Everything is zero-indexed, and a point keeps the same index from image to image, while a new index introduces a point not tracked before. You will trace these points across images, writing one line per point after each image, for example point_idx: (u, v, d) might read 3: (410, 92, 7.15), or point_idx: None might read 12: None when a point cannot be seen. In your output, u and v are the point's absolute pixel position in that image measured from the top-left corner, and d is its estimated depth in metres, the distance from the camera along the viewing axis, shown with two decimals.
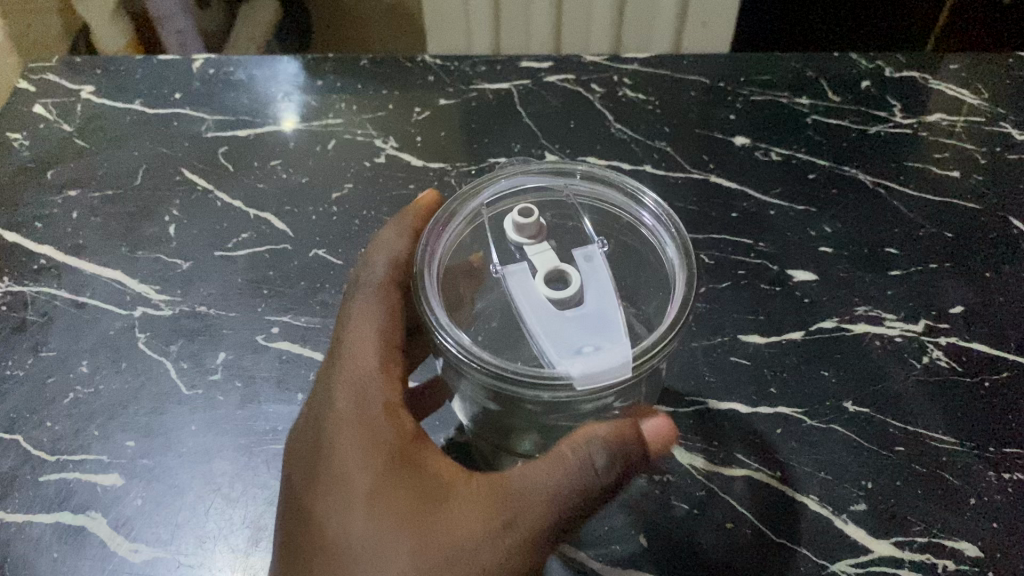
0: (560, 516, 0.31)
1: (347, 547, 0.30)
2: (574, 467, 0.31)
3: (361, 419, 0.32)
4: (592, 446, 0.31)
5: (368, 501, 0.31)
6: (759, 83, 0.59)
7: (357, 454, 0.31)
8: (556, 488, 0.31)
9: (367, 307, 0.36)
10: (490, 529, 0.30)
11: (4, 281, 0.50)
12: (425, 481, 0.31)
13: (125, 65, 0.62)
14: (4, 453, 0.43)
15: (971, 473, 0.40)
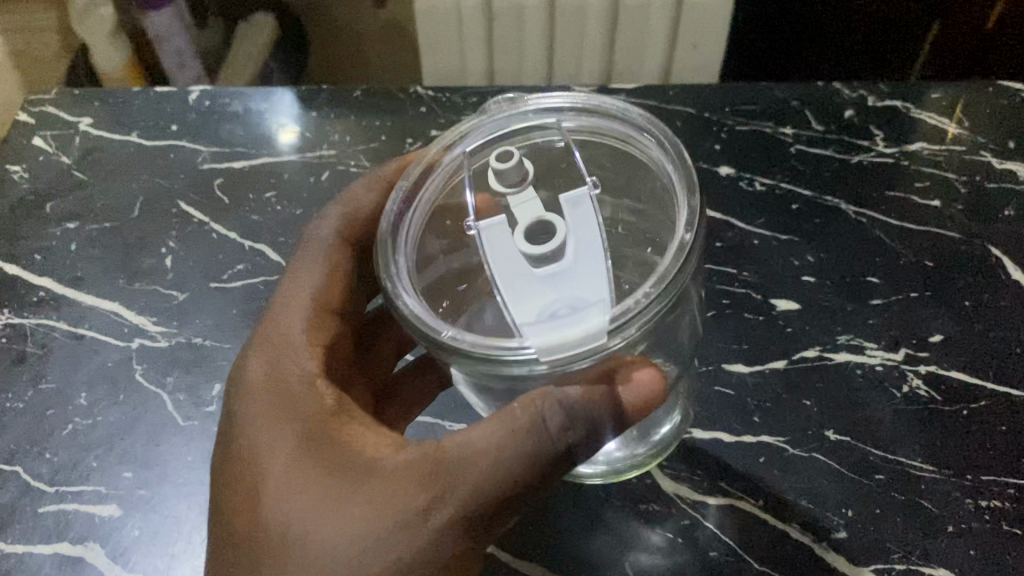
0: (502, 484, 0.33)
1: (262, 493, 0.35)
2: (523, 418, 0.32)
3: (281, 386, 0.38)
4: (546, 400, 0.32)
5: (279, 455, 0.36)
6: (744, 113, 0.61)
7: (274, 415, 0.37)
8: (496, 455, 0.32)
9: (293, 315, 0.41)
10: (394, 489, 0.33)
11: (5, 314, 0.51)
12: (336, 443, 0.35)
13: (120, 97, 0.63)
14: (5, 485, 0.44)
15: (948, 499, 0.42)
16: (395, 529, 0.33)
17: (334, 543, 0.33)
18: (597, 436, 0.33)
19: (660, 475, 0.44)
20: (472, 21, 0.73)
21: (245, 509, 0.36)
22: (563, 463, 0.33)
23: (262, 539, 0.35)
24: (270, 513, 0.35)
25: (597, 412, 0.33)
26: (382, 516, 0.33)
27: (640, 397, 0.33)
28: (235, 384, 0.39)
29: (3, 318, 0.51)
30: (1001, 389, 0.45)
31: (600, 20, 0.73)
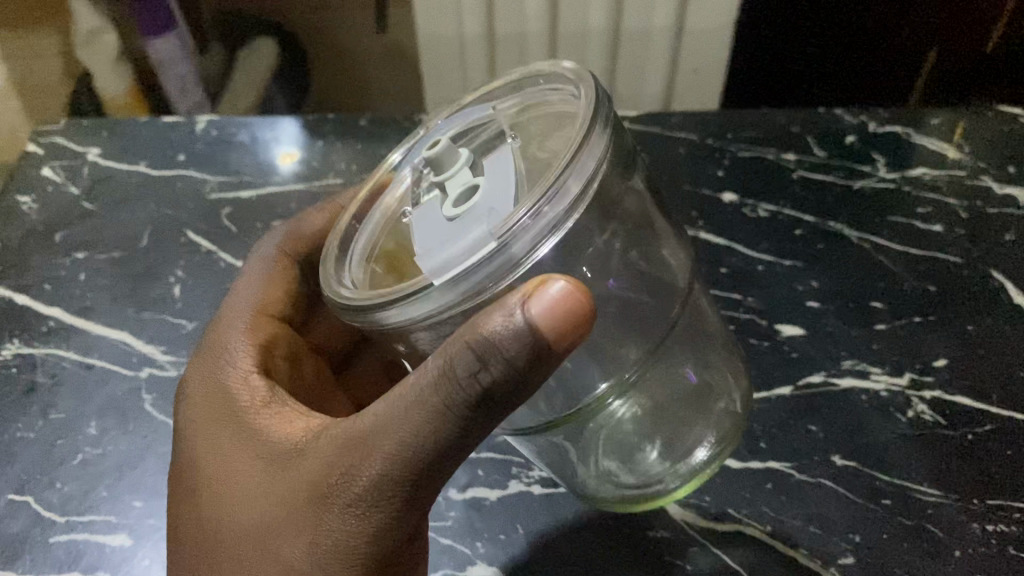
0: (412, 447, 0.30)
1: (200, 504, 0.36)
2: (432, 367, 0.30)
3: (218, 392, 0.39)
4: (451, 346, 0.29)
5: (215, 456, 0.37)
6: (746, 139, 0.62)
7: (212, 420, 0.38)
8: (397, 418, 0.31)
9: (232, 327, 0.43)
10: (309, 468, 0.33)
11: (14, 342, 0.52)
12: (265, 435, 0.36)
13: (132, 129, 0.65)
14: (15, 515, 0.44)
15: (954, 525, 0.42)
16: (314, 507, 0.32)
17: (263, 531, 0.34)
18: (531, 375, 0.29)
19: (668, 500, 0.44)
20: (475, 48, 0.74)
21: (190, 514, 0.37)
22: (491, 413, 0.30)
23: (205, 540, 0.36)
24: (208, 514, 0.36)
25: (510, 348, 0.28)
26: (301, 497, 0.33)
27: (553, 318, 0.28)
28: (180, 398, 0.41)
29: (11, 346, 0.51)
30: (1006, 412, 0.45)
31: (600, 47, 0.74)
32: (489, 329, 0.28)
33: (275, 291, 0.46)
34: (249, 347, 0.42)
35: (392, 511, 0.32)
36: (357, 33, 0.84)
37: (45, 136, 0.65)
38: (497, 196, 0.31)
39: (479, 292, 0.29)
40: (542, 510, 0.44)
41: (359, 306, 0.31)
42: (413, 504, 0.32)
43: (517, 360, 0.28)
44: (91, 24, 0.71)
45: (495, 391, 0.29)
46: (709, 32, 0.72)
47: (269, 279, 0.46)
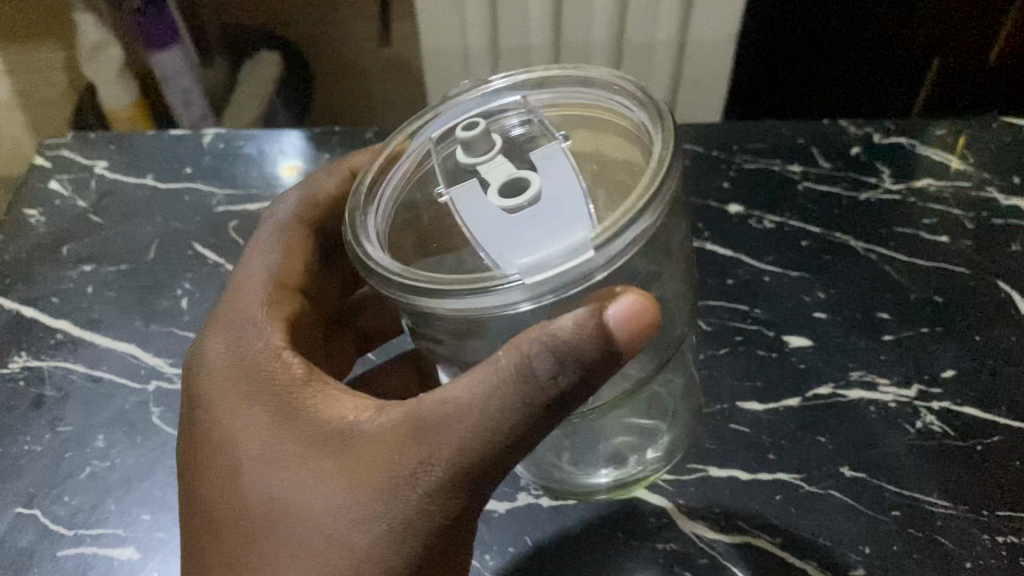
0: (488, 433, 0.30)
1: (239, 482, 0.35)
2: (505, 361, 0.30)
3: (248, 367, 0.37)
4: (529, 343, 0.29)
5: (254, 434, 0.35)
6: (752, 151, 0.63)
7: (245, 397, 0.37)
8: (472, 402, 0.30)
9: (254, 299, 0.41)
10: (374, 448, 0.32)
11: (23, 355, 0.52)
12: (311, 414, 0.35)
13: (138, 142, 0.65)
14: (23, 528, 0.44)
15: (963, 537, 0.42)
16: (381, 492, 0.32)
17: (321, 515, 0.32)
18: (597, 375, 0.30)
19: (677, 513, 0.43)
20: (478, 60, 0.74)
21: (225, 496, 0.35)
22: (555, 413, 0.31)
23: (246, 523, 0.34)
24: (250, 496, 0.34)
25: (588, 351, 0.29)
26: (366, 480, 0.32)
27: (631, 327, 0.29)
28: (202, 371, 0.39)
29: (20, 360, 0.51)
30: (1015, 423, 0.45)
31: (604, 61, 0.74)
32: (573, 331, 0.29)
33: (292, 261, 0.44)
34: (274, 321, 0.40)
35: (460, 496, 0.32)
36: (361, 46, 0.85)
37: (52, 149, 0.65)
38: (564, 196, 0.31)
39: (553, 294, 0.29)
40: (550, 521, 0.44)
41: (421, 286, 0.30)
42: (477, 493, 0.32)
43: (593, 361, 0.29)
44: (95, 37, 0.71)
45: (566, 391, 0.30)
46: (713, 44, 0.72)
47: (286, 248, 0.44)
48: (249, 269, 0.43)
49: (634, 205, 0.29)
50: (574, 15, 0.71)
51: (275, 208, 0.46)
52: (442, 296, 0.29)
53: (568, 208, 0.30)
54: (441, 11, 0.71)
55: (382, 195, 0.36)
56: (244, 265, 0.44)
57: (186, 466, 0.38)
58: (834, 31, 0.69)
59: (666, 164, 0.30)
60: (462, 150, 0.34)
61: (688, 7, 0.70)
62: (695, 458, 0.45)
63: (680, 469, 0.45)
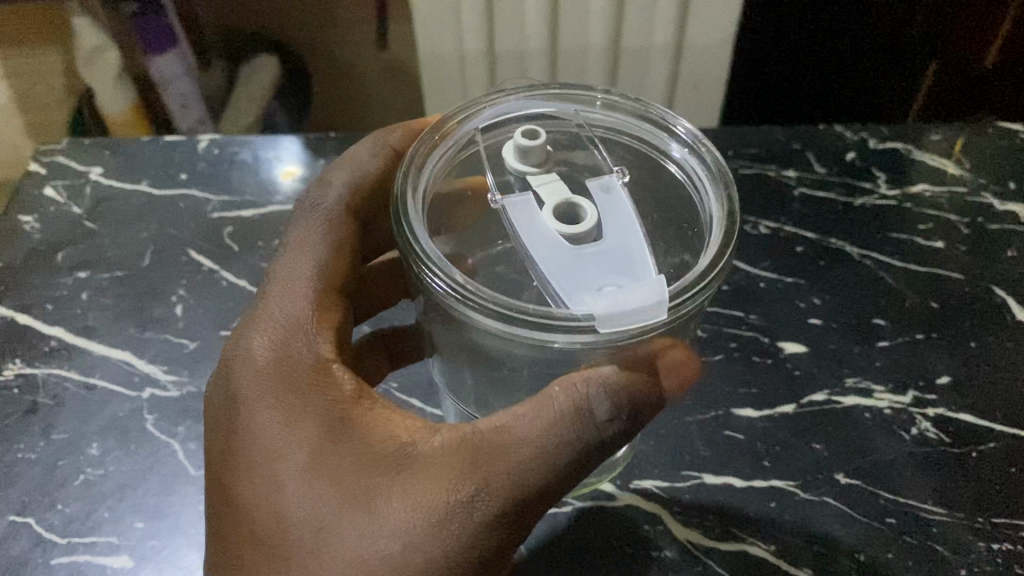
0: (554, 469, 0.32)
1: (289, 498, 0.32)
2: (569, 402, 0.32)
3: (294, 369, 0.34)
4: (591, 387, 0.32)
5: (304, 445, 0.33)
6: (747, 156, 0.62)
7: (293, 402, 0.33)
8: (547, 439, 0.31)
9: (296, 288, 0.37)
10: (445, 477, 0.31)
11: (16, 362, 0.51)
12: (370, 432, 0.33)
13: (133, 149, 0.65)
14: (16, 536, 0.44)
15: (959, 544, 0.42)
16: (442, 521, 0.31)
17: (376, 539, 0.31)
18: (633, 424, 0.34)
19: (672, 520, 0.43)
20: (475, 65, 0.74)
21: (266, 507, 0.32)
22: (595, 459, 0.33)
23: (290, 538, 0.32)
24: (296, 510, 0.32)
25: (640, 397, 0.34)
26: (427, 507, 0.31)
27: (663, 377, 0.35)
28: (239, 365, 0.35)
29: (13, 367, 0.51)
30: (1010, 429, 0.46)
31: (600, 65, 0.74)
32: (622, 378, 0.33)
33: (341, 261, 0.39)
34: (319, 319, 0.36)
35: (517, 529, 0.32)
36: (359, 50, 0.85)
37: (47, 155, 0.65)
38: (625, 239, 0.32)
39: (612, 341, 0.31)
40: (541, 526, 0.43)
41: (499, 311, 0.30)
42: (521, 526, 0.32)
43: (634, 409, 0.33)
44: (94, 40, 0.71)
45: (608, 438, 0.33)
46: (709, 48, 0.72)
47: (336, 241, 0.39)
48: (286, 253, 0.38)
49: (702, 279, 0.31)
50: (571, 20, 0.71)
51: (316, 190, 0.41)
52: (519, 327, 0.30)
53: (633, 256, 0.32)
54: (438, 17, 0.71)
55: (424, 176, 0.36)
56: (286, 248, 0.39)
57: (214, 464, 0.35)
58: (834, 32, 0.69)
59: (725, 243, 0.32)
60: (522, 166, 0.35)
61: (684, 12, 0.70)
62: (689, 465, 0.45)
63: (674, 477, 0.45)
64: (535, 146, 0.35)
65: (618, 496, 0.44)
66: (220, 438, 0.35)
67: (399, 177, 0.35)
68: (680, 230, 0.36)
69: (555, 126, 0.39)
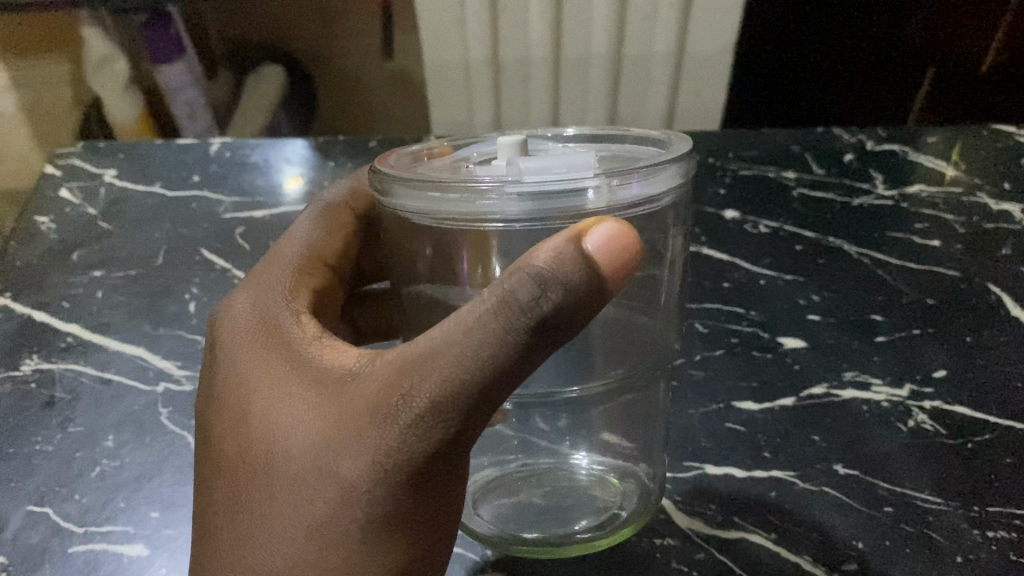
0: (479, 371, 0.27)
1: (246, 426, 0.32)
2: (491, 299, 0.27)
3: (267, 321, 0.35)
4: (511, 275, 0.27)
5: (260, 376, 0.32)
6: (747, 160, 0.66)
7: (257, 345, 0.34)
8: (464, 337, 0.27)
9: (286, 259, 0.40)
10: (369, 388, 0.29)
11: (33, 358, 0.52)
12: (321, 360, 0.32)
13: (144, 152, 0.69)
14: (34, 526, 0.44)
15: (955, 532, 0.41)
16: (366, 424, 0.28)
17: (310, 453, 0.29)
18: (586, 308, 0.27)
19: (673, 509, 0.43)
20: (479, 72, 0.75)
21: (229, 442, 0.32)
22: (547, 352, 0.27)
23: (246, 468, 0.31)
24: (252, 439, 0.31)
25: (577, 278, 0.26)
26: (352, 417, 0.29)
27: (611, 256, 0.26)
28: (221, 328, 0.36)
29: (30, 362, 0.52)
30: (1006, 422, 0.46)
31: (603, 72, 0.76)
32: (549, 260, 0.26)
33: (331, 240, 0.43)
34: (300, 285, 0.38)
35: (458, 437, 0.28)
36: (363, 58, 0.86)
37: (63, 158, 0.68)
38: (581, 156, 0.31)
39: (551, 217, 0.29)
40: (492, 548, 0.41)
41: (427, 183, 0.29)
42: (465, 433, 0.28)
43: (578, 290, 0.26)
44: (102, 50, 0.72)
45: (558, 331, 0.27)
46: (711, 58, 0.74)
47: (330, 225, 0.43)
48: (289, 236, 0.42)
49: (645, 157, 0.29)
50: (572, 27, 0.72)
51: (325, 190, 0.46)
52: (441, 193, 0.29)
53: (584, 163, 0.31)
54: (442, 24, 0.72)
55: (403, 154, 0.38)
56: (282, 237, 0.42)
57: (204, 424, 0.35)
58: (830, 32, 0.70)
59: (685, 154, 0.30)
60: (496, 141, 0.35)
61: (686, 19, 0.72)
62: (690, 455, 0.46)
63: (676, 467, 0.45)
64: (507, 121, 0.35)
65: None
66: (207, 398, 0.35)
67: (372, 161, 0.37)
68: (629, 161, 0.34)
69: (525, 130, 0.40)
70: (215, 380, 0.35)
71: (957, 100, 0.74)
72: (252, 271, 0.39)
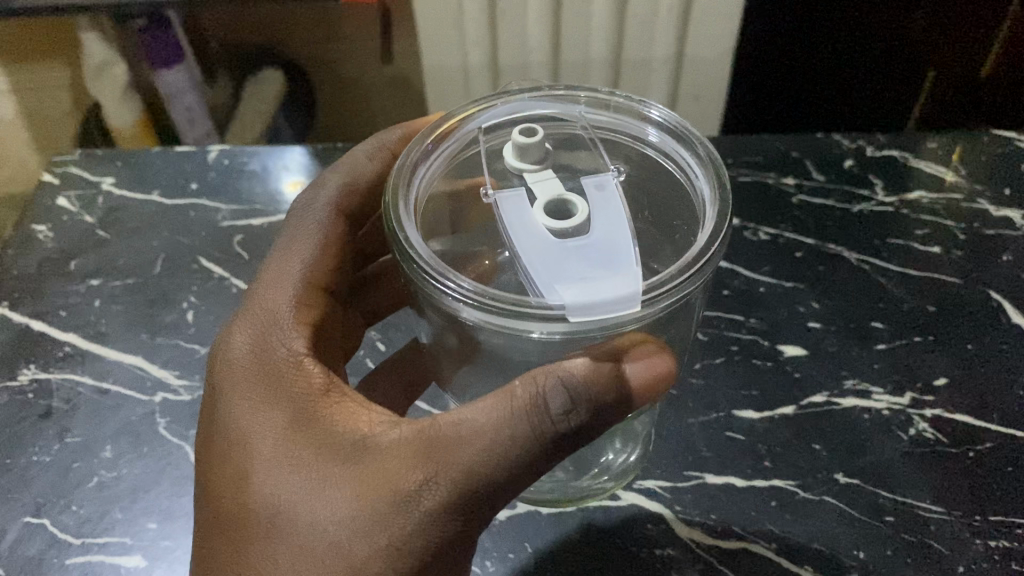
0: (499, 462, 0.32)
1: (254, 486, 0.34)
2: (523, 398, 0.32)
3: (270, 368, 0.37)
4: (549, 382, 0.32)
5: (269, 435, 0.35)
6: (747, 164, 0.66)
7: (264, 396, 0.36)
8: (495, 431, 0.32)
9: (279, 278, 0.40)
10: (390, 470, 0.32)
11: (30, 368, 0.52)
12: (333, 426, 0.35)
13: (141, 158, 0.69)
14: (31, 538, 0.44)
15: (957, 542, 0.42)
16: (388, 506, 0.32)
17: (323, 522, 0.32)
18: (600, 420, 0.33)
19: (674, 519, 0.43)
20: (478, 78, 0.75)
21: (233, 494, 0.35)
22: (557, 451, 0.33)
23: (251, 522, 0.34)
24: (260, 500, 0.34)
25: (604, 394, 0.33)
26: (373, 496, 0.32)
27: (646, 376, 0.34)
28: (222, 367, 0.38)
29: (28, 373, 0.52)
30: (1006, 430, 0.46)
31: (602, 77, 0.75)
32: (586, 377, 0.33)
33: (328, 254, 0.42)
34: (300, 314, 0.39)
35: (465, 523, 0.33)
36: (362, 64, 0.86)
37: (60, 166, 0.68)
38: (609, 229, 0.33)
39: (588, 329, 0.32)
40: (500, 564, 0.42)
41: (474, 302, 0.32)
42: (471, 519, 0.33)
43: (603, 402, 0.33)
44: (101, 56, 0.72)
45: (564, 436, 0.33)
46: (710, 61, 0.73)
47: (324, 236, 0.42)
48: (283, 253, 0.42)
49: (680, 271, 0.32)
50: (571, 34, 0.72)
51: (310, 191, 0.45)
52: (496, 316, 0.32)
53: (619, 249, 0.33)
54: (441, 30, 0.72)
55: (427, 166, 0.39)
56: (277, 252, 0.42)
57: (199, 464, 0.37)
58: (830, 35, 0.69)
59: (714, 245, 0.33)
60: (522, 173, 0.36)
61: (685, 24, 0.71)
62: (689, 464, 0.46)
63: (676, 477, 0.45)
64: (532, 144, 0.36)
65: (623, 496, 0.44)
66: (204, 437, 0.38)
67: (390, 187, 0.37)
68: (680, 224, 0.37)
69: (556, 126, 0.40)
70: (215, 422, 0.37)
71: (959, 104, 0.74)
72: (244, 299, 0.41)
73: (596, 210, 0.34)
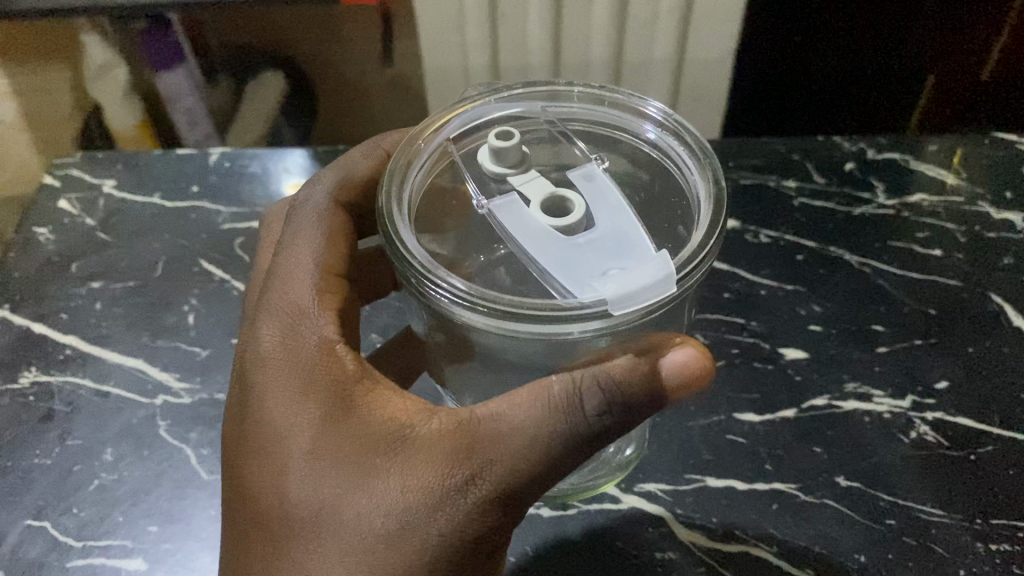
0: (540, 456, 0.33)
1: (294, 479, 0.34)
2: (558, 396, 0.33)
3: (298, 357, 0.37)
4: (584, 381, 0.33)
5: (306, 428, 0.35)
6: (747, 167, 0.66)
7: (297, 387, 0.36)
8: (536, 426, 0.33)
9: (301, 268, 0.40)
10: (436, 464, 0.33)
11: (32, 371, 0.52)
12: (371, 417, 0.35)
13: (143, 161, 0.68)
14: (33, 540, 0.44)
15: (958, 545, 0.42)
16: (435, 498, 0.33)
17: (370, 515, 0.33)
18: (632, 418, 0.34)
19: (675, 523, 0.44)
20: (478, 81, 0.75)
21: (271, 488, 0.35)
22: (592, 446, 0.34)
23: (290, 516, 0.34)
24: (302, 494, 0.34)
25: (640, 392, 0.33)
26: (419, 489, 0.33)
27: (678, 376, 0.34)
28: (251, 358, 0.37)
29: (29, 376, 0.52)
30: (1007, 433, 0.46)
31: (603, 79, 0.75)
32: (620, 376, 0.33)
33: (334, 247, 0.42)
34: (325, 302, 0.39)
35: (506, 514, 0.34)
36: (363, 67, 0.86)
37: (62, 168, 0.68)
38: (609, 224, 0.34)
39: (626, 323, 0.32)
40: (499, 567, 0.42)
41: (506, 309, 0.32)
42: (511, 510, 0.34)
43: (639, 399, 0.33)
44: (102, 57, 0.74)
45: (600, 433, 0.34)
46: (711, 62, 0.73)
47: (329, 232, 0.42)
48: (299, 246, 0.41)
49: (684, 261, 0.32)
50: (572, 36, 0.72)
51: (308, 189, 0.45)
52: (527, 323, 0.31)
53: (626, 241, 0.33)
54: (443, 33, 0.72)
55: (414, 170, 0.39)
56: (287, 247, 0.42)
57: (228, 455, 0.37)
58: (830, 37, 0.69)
59: (710, 231, 0.33)
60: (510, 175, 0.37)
61: (685, 26, 0.71)
62: (689, 467, 0.46)
63: (676, 480, 0.45)
64: (508, 147, 0.36)
65: (623, 499, 0.45)
66: (233, 430, 0.37)
67: (382, 196, 0.37)
68: (675, 215, 0.36)
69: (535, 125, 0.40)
70: (246, 414, 0.36)
71: (958, 107, 0.74)
72: (263, 287, 0.40)
73: (591, 207, 0.34)
